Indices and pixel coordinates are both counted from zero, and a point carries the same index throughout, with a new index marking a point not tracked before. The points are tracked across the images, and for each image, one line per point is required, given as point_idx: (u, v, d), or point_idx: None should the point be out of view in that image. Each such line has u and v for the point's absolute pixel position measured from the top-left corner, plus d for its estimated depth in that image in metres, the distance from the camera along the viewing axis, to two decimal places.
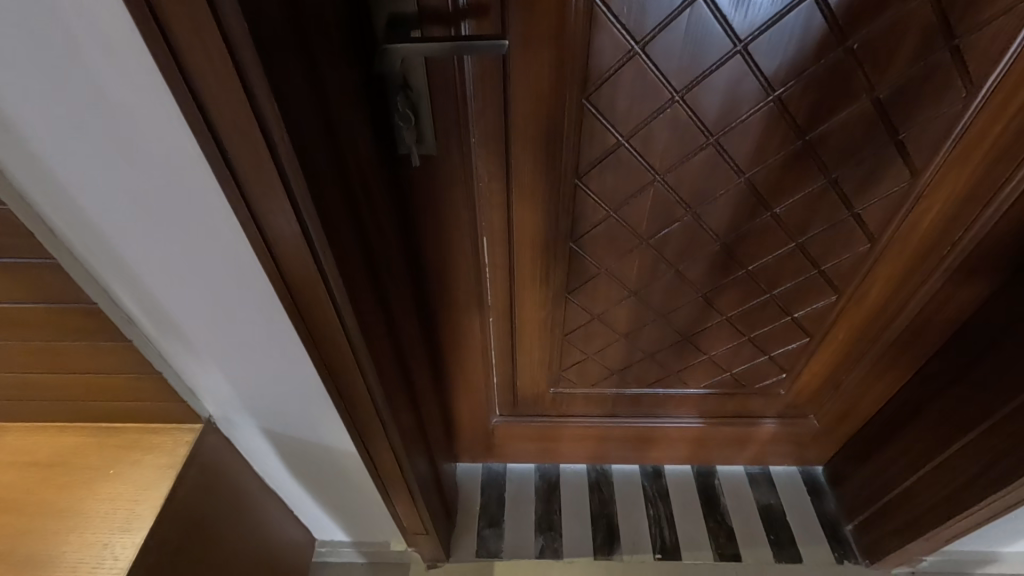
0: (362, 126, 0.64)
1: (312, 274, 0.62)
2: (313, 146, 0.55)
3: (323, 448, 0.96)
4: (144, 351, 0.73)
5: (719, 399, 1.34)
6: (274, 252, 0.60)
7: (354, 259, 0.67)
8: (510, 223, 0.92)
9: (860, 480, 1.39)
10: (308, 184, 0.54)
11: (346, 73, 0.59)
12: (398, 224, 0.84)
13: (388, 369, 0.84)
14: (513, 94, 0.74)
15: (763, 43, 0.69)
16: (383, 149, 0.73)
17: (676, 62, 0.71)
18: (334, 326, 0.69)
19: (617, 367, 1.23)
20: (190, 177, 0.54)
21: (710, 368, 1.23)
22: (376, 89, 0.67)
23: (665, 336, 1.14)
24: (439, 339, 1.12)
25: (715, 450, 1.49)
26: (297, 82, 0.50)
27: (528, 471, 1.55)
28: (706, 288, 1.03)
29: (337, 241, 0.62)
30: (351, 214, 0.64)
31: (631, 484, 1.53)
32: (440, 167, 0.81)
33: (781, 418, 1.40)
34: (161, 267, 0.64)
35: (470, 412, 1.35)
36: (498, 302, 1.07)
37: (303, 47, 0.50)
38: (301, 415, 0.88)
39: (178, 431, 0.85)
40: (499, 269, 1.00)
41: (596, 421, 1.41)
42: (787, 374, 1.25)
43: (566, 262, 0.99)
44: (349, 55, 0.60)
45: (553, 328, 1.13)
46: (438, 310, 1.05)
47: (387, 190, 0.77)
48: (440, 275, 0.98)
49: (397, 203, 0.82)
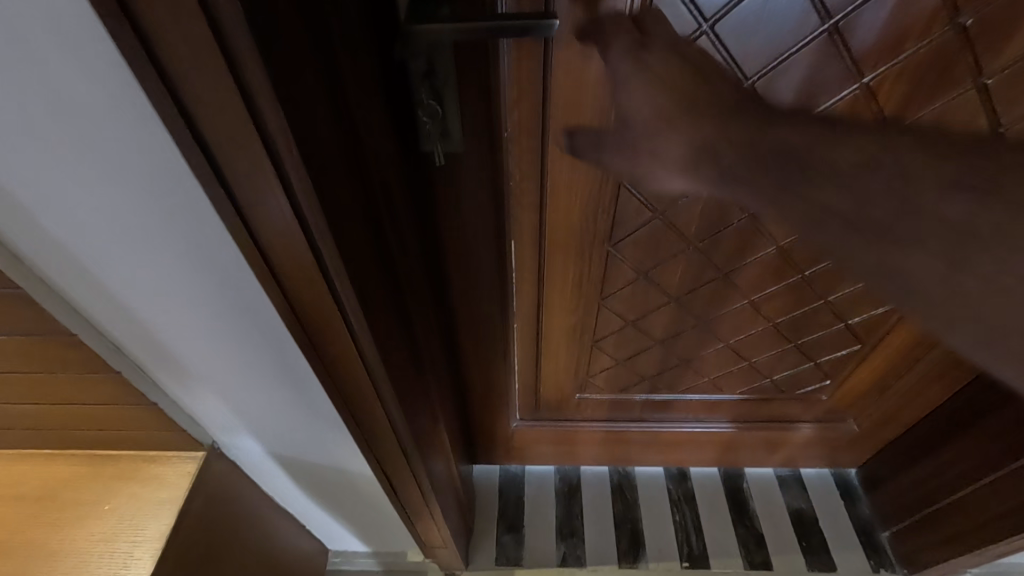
0: (382, 125, 0.54)
1: (326, 302, 0.53)
2: (329, 154, 0.45)
3: (338, 472, 0.88)
4: (136, 381, 0.64)
5: (754, 404, 1.26)
6: (284, 274, 0.51)
7: (372, 280, 0.57)
8: (542, 223, 0.83)
9: (899, 487, 1.32)
10: (325, 202, 0.44)
11: (365, 61, 0.49)
12: (421, 230, 0.74)
13: (407, 389, 0.76)
14: (552, 78, 0.65)
15: (857, 19, 0.59)
16: (405, 146, 0.62)
17: (749, 44, 0.61)
18: (352, 353, 0.60)
19: (649, 374, 1.15)
20: (180, 197, 0.44)
21: (749, 375, 1.14)
22: (397, 77, 0.56)
23: (703, 343, 1.05)
24: (461, 347, 1.03)
25: (745, 454, 1.41)
26: (308, 77, 0.40)
27: (546, 473, 1.49)
28: (753, 293, 0.94)
29: (354, 262, 0.52)
30: (368, 230, 0.55)
31: (655, 487, 1.47)
32: (462, 163, 0.70)
33: (818, 423, 1.32)
34: (150, 293, 0.55)
35: (490, 417, 1.28)
36: (524, 307, 0.98)
37: (316, 32, 0.40)
38: (311, 439, 0.80)
39: (176, 460, 0.76)
40: (527, 273, 0.91)
41: (621, 426, 1.33)
42: (831, 380, 1.18)
43: (601, 267, 0.90)
44: (367, 38, 0.49)
45: (583, 334, 1.05)
46: (460, 318, 0.96)
47: (409, 195, 0.66)
48: (462, 283, 0.88)
49: (419, 206, 0.72)
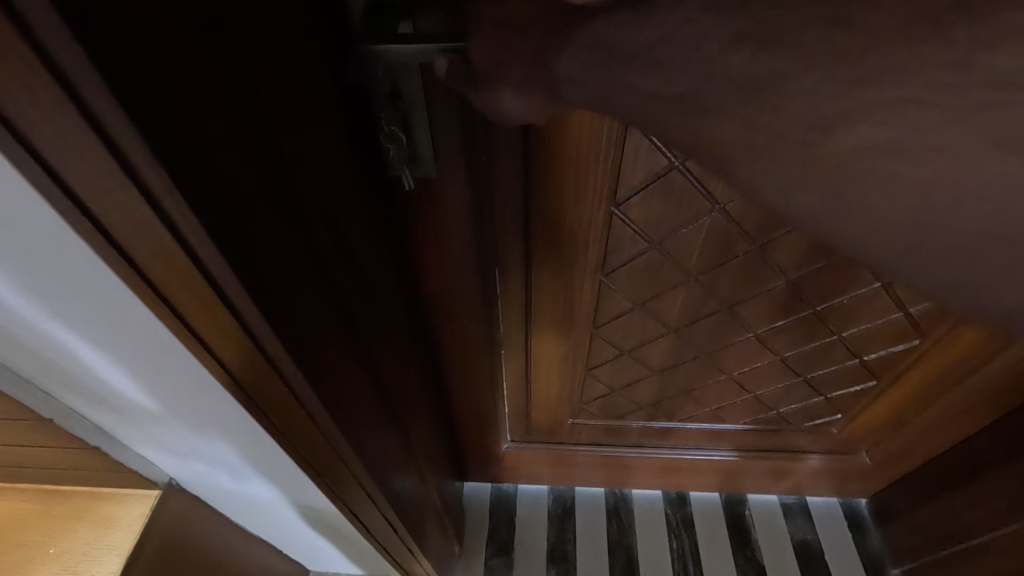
0: (336, 159, 0.47)
1: (271, 381, 0.44)
2: (263, 206, 0.37)
3: (308, 521, 0.80)
4: (68, 425, 0.58)
5: (759, 435, 1.19)
6: (222, 364, 0.41)
7: (330, 341, 0.49)
8: (528, 251, 0.76)
9: (909, 524, 1.24)
10: (254, 266, 0.37)
11: (310, 89, 0.42)
12: (394, 268, 0.66)
13: (381, 442, 0.68)
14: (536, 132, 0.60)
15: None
16: (370, 179, 0.55)
17: None
18: (309, 426, 0.51)
19: (648, 403, 1.09)
20: (54, 277, 0.35)
21: (753, 407, 1.07)
22: (354, 102, 0.49)
23: (705, 374, 0.98)
24: (446, 378, 0.96)
25: (750, 481, 1.34)
26: (229, 118, 0.33)
27: (539, 493, 1.42)
28: (759, 328, 0.86)
29: (302, 328, 0.44)
30: (323, 285, 0.47)
31: (652, 511, 1.39)
32: (438, 193, 0.62)
33: (827, 454, 1.24)
34: (57, 357, 0.46)
35: (479, 440, 1.21)
36: (512, 332, 0.91)
37: (238, 62, 0.33)
38: (272, 498, 0.71)
39: (129, 501, 0.71)
40: (514, 299, 0.85)
41: (617, 451, 1.27)
42: (843, 415, 1.10)
43: (593, 297, 0.83)
44: (313, 63, 0.42)
45: (575, 363, 0.98)
46: (443, 352, 0.88)
47: (378, 232, 0.59)
48: (445, 316, 0.81)
49: (392, 242, 0.64)
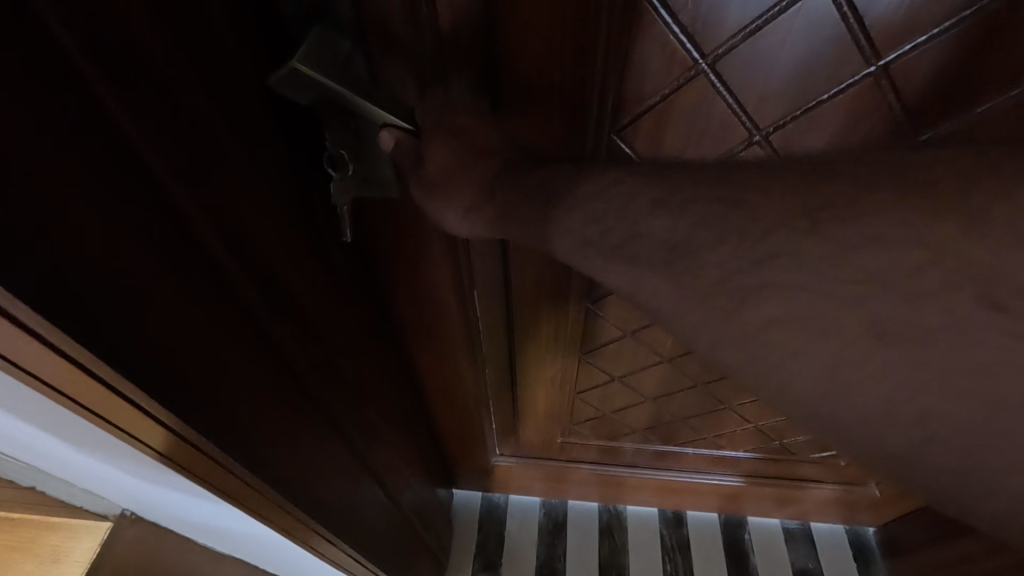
0: (274, 201, 0.39)
1: (205, 461, 0.36)
2: (159, 281, 0.30)
3: (300, 566, 0.65)
4: None
5: (759, 462, 1.13)
6: (154, 447, 0.33)
7: (270, 407, 0.42)
8: (506, 273, 0.67)
9: (919, 563, 1.16)
10: (150, 357, 0.29)
11: (237, 124, 0.34)
12: (358, 301, 0.58)
13: (359, 490, 0.61)
14: (512, 268, 0.66)
15: (913, 62, 0.40)
16: (320, 210, 0.47)
17: (760, 90, 0.44)
18: (262, 503, 0.43)
19: (642, 427, 1.03)
20: None
21: (755, 436, 1.01)
22: (291, 125, 0.41)
23: (700, 403, 0.92)
24: (429, 398, 0.90)
25: (751, 506, 1.27)
26: (92, 184, 0.26)
27: (530, 503, 1.32)
28: None
29: (228, 408, 0.37)
30: (256, 349, 0.39)
31: (645, 531, 1.30)
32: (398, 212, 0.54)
33: (834, 484, 1.18)
34: None
35: (467, 455, 1.15)
36: (496, 356, 0.83)
37: (110, 110, 0.26)
38: (249, 543, 0.57)
39: (70, 532, 0.50)
40: (497, 330, 0.78)
41: (609, 469, 1.22)
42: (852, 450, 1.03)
43: (581, 324, 0.77)
44: (240, 88, 0.34)
45: (564, 387, 0.93)
46: (423, 373, 0.83)
47: (335, 267, 0.51)
48: (424, 338, 0.74)
49: (352, 272, 0.56)
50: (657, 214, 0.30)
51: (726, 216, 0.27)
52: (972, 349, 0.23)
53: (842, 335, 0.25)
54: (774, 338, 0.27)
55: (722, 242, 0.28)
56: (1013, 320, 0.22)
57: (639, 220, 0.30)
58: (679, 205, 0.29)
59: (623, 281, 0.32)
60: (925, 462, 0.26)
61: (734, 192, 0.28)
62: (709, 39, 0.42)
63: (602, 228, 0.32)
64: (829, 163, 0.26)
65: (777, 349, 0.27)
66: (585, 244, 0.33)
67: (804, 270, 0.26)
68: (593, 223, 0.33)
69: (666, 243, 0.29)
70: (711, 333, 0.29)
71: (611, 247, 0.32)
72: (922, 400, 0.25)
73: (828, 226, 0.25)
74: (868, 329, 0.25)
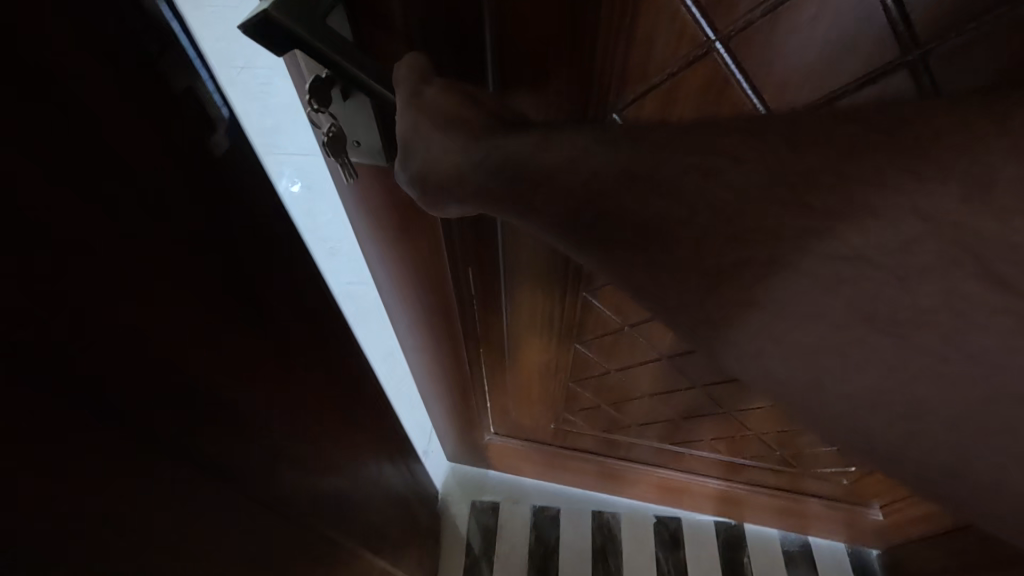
0: (150, 233, 0.29)
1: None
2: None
3: None
4: None
5: (761, 471, 1.10)
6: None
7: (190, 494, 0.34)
8: (503, 259, 0.63)
9: None
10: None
11: (93, 152, 0.25)
12: (322, 325, 0.50)
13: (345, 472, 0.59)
14: (507, 251, 0.62)
15: (959, 53, 0.34)
16: (248, 233, 0.38)
17: (779, 79, 0.40)
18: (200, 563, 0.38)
19: (639, 422, 1.01)
20: None
21: (755, 443, 0.98)
22: (201, 119, 0.32)
23: (700, 404, 0.89)
24: (420, 366, 0.90)
25: (750, 514, 1.23)
26: None
27: (520, 509, 1.26)
28: None
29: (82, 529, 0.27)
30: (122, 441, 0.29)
31: (641, 554, 1.22)
32: (383, 182, 0.50)
33: (835, 500, 1.14)
34: None
35: (461, 432, 1.14)
36: (492, 341, 0.81)
37: None
38: None
39: None
40: (494, 315, 0.75)
41: (606, 458, 1.19)
42: (856, 470, 0.99)
43: (577, 314, 0.74)
44: (100, 74, 0.25)
45: (558, 375, 0.90)
46: (417, 342, 0.83)
47: (277, 302, 0.42)
48: (418, 310, 0.73)
49: (319, 287, 0.49)
50: (625, 189, 0.27)
51: (698, 187, 0.26)
52: (967, 339, 0.21)
53: (831, 318, 0.24)
54: (745, 312, 0.25)
55: (692, 211, 0.26)
56: (1012, 297, 0.21)
57: (607, 195, 0.28)
58: (647, 180, 0.27)
59: (592, 259, 0.30)
60: (914, 464, 0.24)
61: (713, 158, 0.26)
62: (722, 16, 0.37)
63: (569, 200, 0.30)
64: (819, 127, 0.24)
65: (750, 324, 0.25)
66: (557, 223, 0.31)
67: (784, 242, 0.24)
68: (563, 198, 0.30)
69: (639, 211, 0.27)
70: (682, 309, 0.27)
71: (583, 225, 0.29)
72: (901, 390, 0.23)
73: (812, 193, 0.23)
74: (854, 310, 0.23)
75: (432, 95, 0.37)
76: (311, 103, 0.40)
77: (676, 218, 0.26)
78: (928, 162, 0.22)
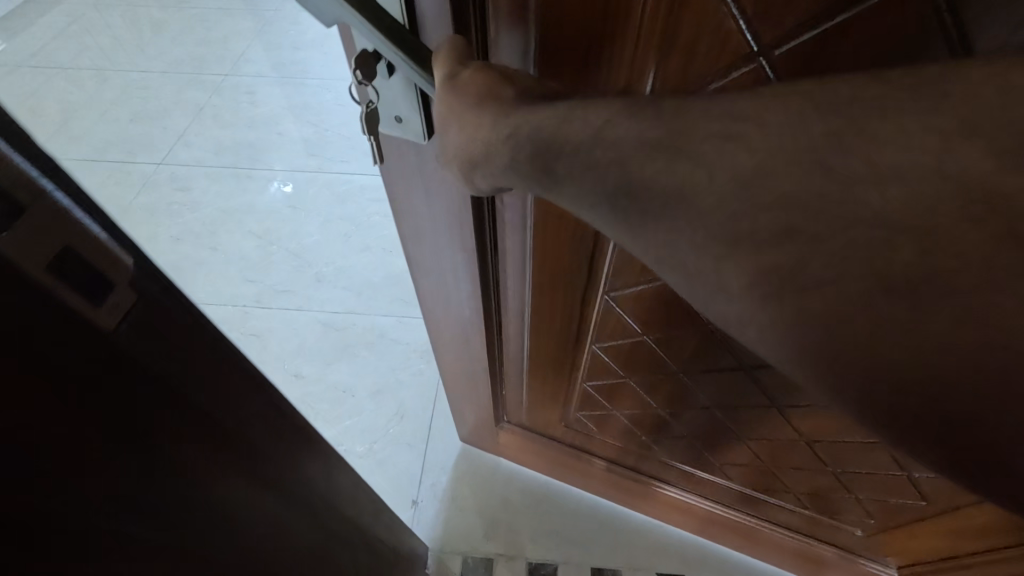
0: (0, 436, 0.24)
1: None
2: None
3: None
4: None
5: (773, 505, 1.06)
6: None
7: None
8: (524, 254, 0.64)
9: None
10: None
11: None
12: (267, 436, 0.45)
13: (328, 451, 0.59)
14: (531, 246, 0.61)
15: None
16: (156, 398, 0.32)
17: None
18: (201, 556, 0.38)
19: (648, 433, 1.00)
20: None
21: (764, 473, 0.95)
22: (81, 273, 0.27)
23: (713, 424, 0.87)
24: (437, 343, 0.91)
25: (759, 550, 1.19)
26: None
27: (516, 566, 1.19)
28: (779, 403, 0.72)
29: None
30: None
31: None
32: (414, 159, 0.51)
33: (848, 554, 1.08)
34: None
35: (475, 417, 1.15)
36: (511, 329, 0.82)
37: None
38: None
39: None
40: (513, 304, 0.75)
41: (614, 467, 1.17)
42: (874, 522, 0.93)
43: (597, 313, 0.73)
44: None
45: (572, 374, 0.90)
46: (437, 321, 0.84)
47: (210, 462, 0.38)
48: (439, 291, 0.75)
49: (258, 425, 0.43)
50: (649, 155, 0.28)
51: (724, 151, 0.26)
52: (989, 303, 0.22)
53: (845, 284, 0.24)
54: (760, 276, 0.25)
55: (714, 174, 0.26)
56: None
57: (629, 163, 0.28)
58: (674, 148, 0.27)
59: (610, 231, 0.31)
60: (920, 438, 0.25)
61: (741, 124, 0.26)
62: (770, 27, 0.36)
63: (590, 167, 0.30)
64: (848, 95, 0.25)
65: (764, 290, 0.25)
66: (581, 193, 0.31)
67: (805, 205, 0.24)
68: (587, 171, 0.30)
69: (662, 173, 0.28)
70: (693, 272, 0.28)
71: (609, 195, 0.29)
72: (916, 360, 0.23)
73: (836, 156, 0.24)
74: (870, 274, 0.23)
75: (464, 76, 0.38)
76: (357, 76, 0.41)
77: (698, 184, 0.27)
78: (952, 122, 0.23)
